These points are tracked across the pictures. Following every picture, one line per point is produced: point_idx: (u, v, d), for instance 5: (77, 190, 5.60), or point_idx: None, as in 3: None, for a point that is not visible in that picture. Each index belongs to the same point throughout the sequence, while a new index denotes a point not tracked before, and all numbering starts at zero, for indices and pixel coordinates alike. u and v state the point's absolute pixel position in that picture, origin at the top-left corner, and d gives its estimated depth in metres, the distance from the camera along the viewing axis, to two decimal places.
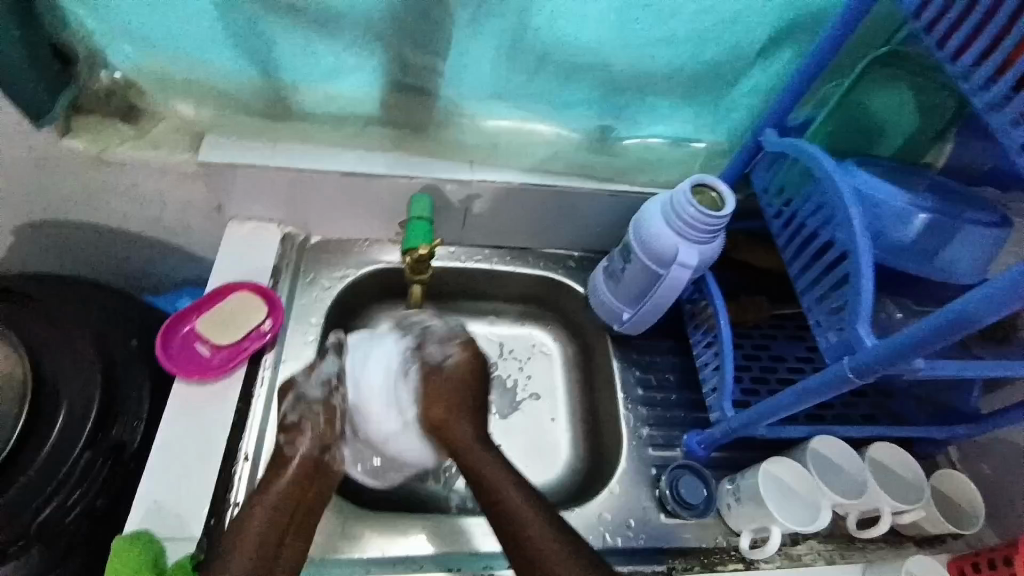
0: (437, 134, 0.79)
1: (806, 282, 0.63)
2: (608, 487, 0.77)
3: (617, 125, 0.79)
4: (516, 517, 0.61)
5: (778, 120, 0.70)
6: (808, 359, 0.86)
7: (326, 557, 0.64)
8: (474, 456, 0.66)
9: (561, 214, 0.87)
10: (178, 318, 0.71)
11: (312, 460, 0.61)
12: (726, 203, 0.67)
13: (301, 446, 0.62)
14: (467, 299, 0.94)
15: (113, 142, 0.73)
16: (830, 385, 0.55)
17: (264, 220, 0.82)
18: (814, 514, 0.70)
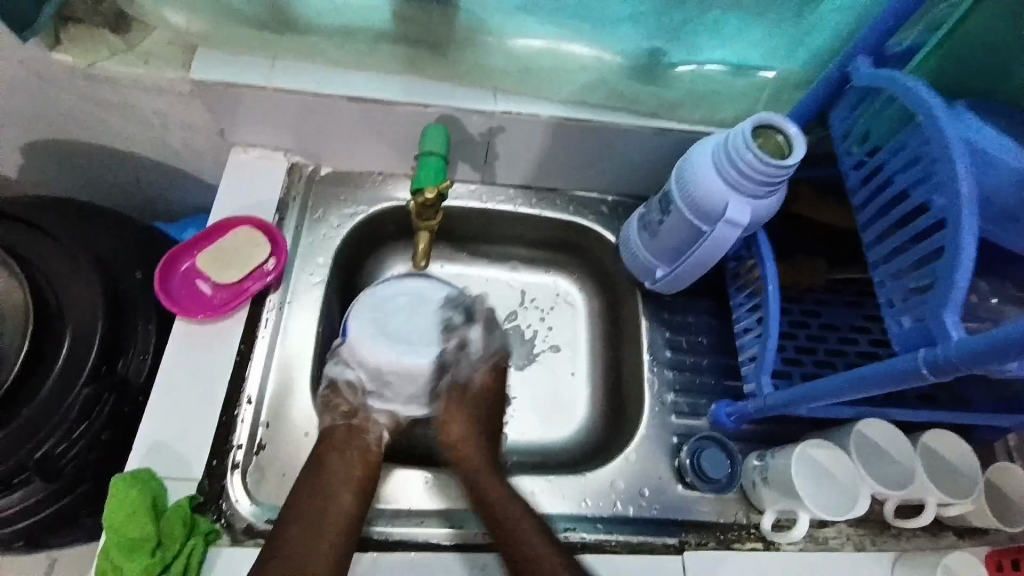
0: (457, 56, 0.69)
1: (882, 252, 0.53)
2: (622, 454, 0.73)
3: (671, 48, 0.67)
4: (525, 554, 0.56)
5: (875, 46, 0.56)
6: (863, 330, 0.77)
7: None
8: (493, 485, 0.61)
9: (600, 153, 0.76)
10: (179, 253, 0.68)
11: (342, 427, 0.62)
12: (795, 147, 0.55)
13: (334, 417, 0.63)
14: (488, 243, 0.87)
15: (102, 55, 0.66)
16: (896, 378, 0.47)
17: (269, 148, 0.76)
18: (850, 502, 0.63)
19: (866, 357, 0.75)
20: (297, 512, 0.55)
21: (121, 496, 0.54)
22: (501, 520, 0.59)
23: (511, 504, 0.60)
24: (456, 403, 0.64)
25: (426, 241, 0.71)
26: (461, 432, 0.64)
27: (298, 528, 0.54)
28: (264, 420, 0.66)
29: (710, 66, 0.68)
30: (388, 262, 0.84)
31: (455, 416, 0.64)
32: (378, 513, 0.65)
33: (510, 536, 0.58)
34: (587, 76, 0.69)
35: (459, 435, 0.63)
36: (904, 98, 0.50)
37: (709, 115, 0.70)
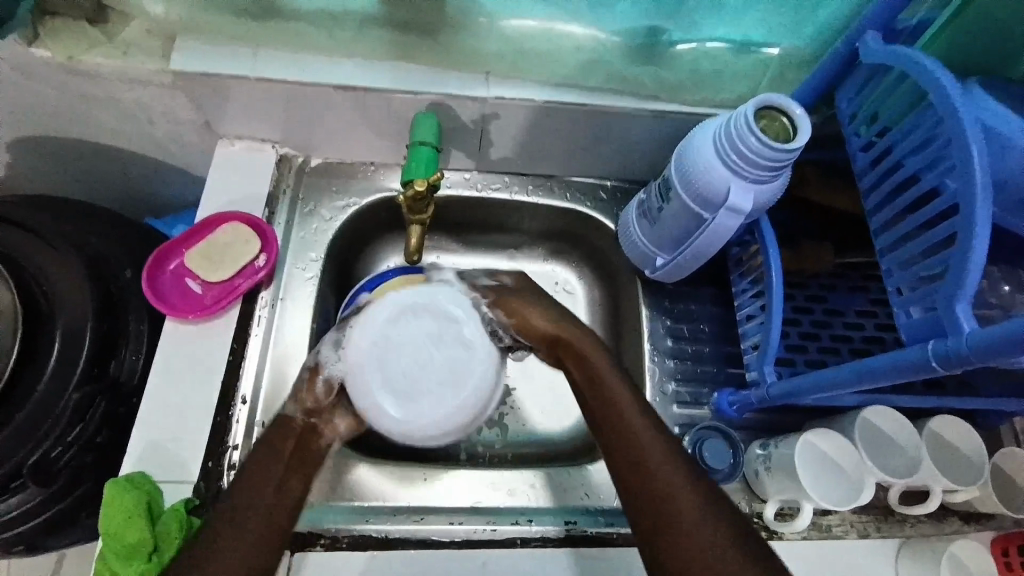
0: (448, 40, 0.66)
1: (889, 239, 0.51)
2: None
3: (672, 26, 0.64)
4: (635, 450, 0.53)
5: (885, 21, 0.53)
6: (869, 315, 0.75)
7: (327, 502, 0.63)
8: (596, 361, 0.60)
9: (597, 138, 0.74)
10: (166, 251, 0.66)
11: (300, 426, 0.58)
12: (800, 130, 0.53)
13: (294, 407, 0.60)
14: (484, 232, 0.85)
15: (80, 48, 0.63)
16: (904, 369, 0.45)
17: (257, 140, 0.74)
18: (855, 492, 0.62)
19: (871, 343, 0.73)
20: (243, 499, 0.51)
21: (115, 500, 0.54)
22: (600, 394, 0.58)
23: (617, 386, 0.58)
24: (510, 303, 0.66)
25: (419, 234, 0.67)
26: (539, 323, 0.64)
27: (251, 515, 0.50)
28: (262, 417, 0.64)
29: (713, 44, 0.65)
30: (382, 254, 0.82)
31: (521, 310, 0.65)
32: (376, 510, 0.64)
33: (607, 405, 0.57)
34: (583, 54, 0.66)
35: (532, 324, 0.65)
36: (914, 74, 0.48)
37: (710, 97, 0.68)
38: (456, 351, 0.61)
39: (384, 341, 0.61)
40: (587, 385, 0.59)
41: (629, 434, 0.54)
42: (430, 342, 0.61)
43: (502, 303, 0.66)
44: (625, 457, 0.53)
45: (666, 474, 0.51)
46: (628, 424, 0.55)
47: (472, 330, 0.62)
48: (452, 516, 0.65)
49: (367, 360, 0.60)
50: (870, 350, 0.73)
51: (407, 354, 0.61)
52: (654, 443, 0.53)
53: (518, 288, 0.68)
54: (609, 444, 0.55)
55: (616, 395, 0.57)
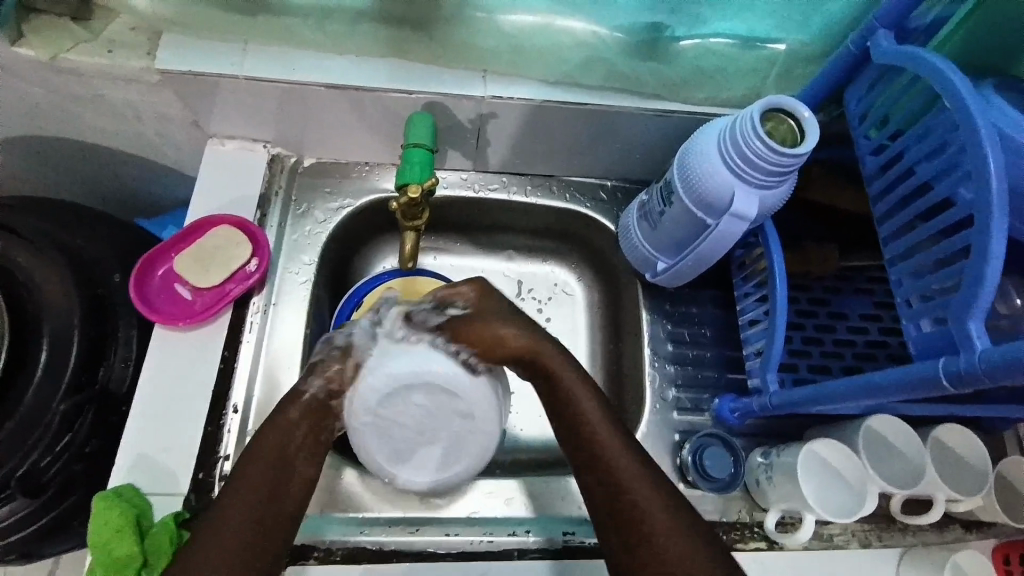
0: (444, 34, 0.63)
1: (900, 247, 0.49)
2: (641, 428, 0.72)
3: (674, 22, 0.62)
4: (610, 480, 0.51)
5: (899, 19, 0.51)
6: (873, 319, 0.73)
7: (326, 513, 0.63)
8: (569, 383, 0.54)
9: (597, 137, 0.72)
10: (155, 256, 0.65)
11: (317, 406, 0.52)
12: (808, 134, 0.51)
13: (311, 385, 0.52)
14: (482, 233, 0.84)
15: (65, 46, 0.61)
16: (911, 385, 0.44)
17: (248, 139, 0.72)
18: (857, 501, 0.61)
19: (876, 347, 0.72)
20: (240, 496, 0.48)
21: (103, 515, 0.53)
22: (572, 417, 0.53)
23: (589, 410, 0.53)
24: (471, 329, 0.54)
25: (412, 244, 0.66)
26: (511, 344, 0.54)
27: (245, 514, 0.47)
28: (253, 429, 0.63)
29: (716, 40, 0.63)
30: (378, 255, 0.80)
31: (484, 332, 0.54)
32: (371, 520, 0.63)
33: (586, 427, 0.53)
34: (582, 52, 0.63)
35: (497, 343, 0.54)
36: (926, 77, 0.46)
37: (713, 95, 0.66)
38: (456, 405, 0.53)
39: (378, 419, 0.52)
40: (559, 404, 0.54)
41: (608, 459, 0.51)
42: (429, 418, 0.53)
43: (460, 331, 0.54)
44: (606, 483, 0.51)
45: (647, 494, 0.50)
46: (601, 452, 0.52)
47: (466, 381, 0.53)
48: (447, 527, 0.64)
49: (368, 441, 0.53)
50: (875, 355, 0.71)
51: (409, 422, 0.53)
52: (633, 465, 0.51)
53: (476, 316, 0.55)
54: (589, 469, 0.52)
55: (590, 421, 0.53)
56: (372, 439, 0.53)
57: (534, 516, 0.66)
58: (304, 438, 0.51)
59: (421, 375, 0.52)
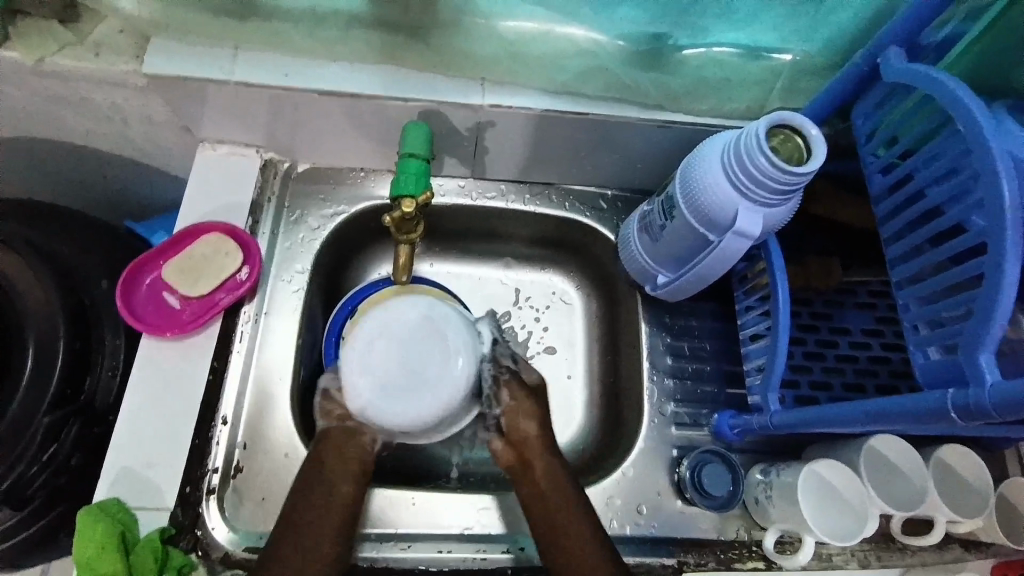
0: (440, 41, 0.62)
1: (908, 270, 0.48)
2: (620, 468, 0.69)
3: (677, 31, 0.60)
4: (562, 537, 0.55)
5: (908, 37, 0.49)
6: (875, 334, 0.72)
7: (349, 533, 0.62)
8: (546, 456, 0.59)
9: (597, 146, 0.70)
10: (142, 264, 0.63)
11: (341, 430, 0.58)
12: (814, 151, 0.49)
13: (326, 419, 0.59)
14: (480, 241, 0.82)
15: (50, 49, 0.59)
16: (919, 415, 0.43)
17: (239, 145, 0.70)
18: (860, 523, 0.60)
19: (877, 363, 0.71)
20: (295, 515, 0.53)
21: (87, 531, 0.51)
22: (535, 483, 0.58)
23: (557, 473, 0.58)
24: (519, 389, 0.62)
25: (406, 257, 0.64)
26: (529, 424, 0.61)
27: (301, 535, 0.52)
28: (241, 441, 0.62)
29: (719, 50, 0.61)
30: (373, 263, 0.79)
31: (523, 405, 0.62)
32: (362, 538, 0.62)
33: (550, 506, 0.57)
34: (582, 61, 0.62)
35: (521, 426, 0.61)
36: (938, 97, 0.44)
37: (717, 106, 0.64)
38: (406, 329, 0.59)
39: (371, 379, 0.57)
40: (526, 476, 0.59)
41: (562, 523, 0.56)
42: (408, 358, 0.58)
43: (511, 390, 0.62)
44: (556, 545, 0.55)
45: (592, 562, 0.54)
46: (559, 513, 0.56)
47: (403, 311, 0.60)
48: (440, 544, 0.63)
49: (376, 404, 0.57)
50: (876, 371, 0.70)
51: (399, 369, 0.57)
52: (587, 529, 0.55)
53: (531, 387, 0.64)
54: (541, 532, 0.56)
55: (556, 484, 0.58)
56: (380, 401, 0.57)
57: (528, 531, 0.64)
58: (347, 466, 0.56)
59: (394, 323, 0.59)
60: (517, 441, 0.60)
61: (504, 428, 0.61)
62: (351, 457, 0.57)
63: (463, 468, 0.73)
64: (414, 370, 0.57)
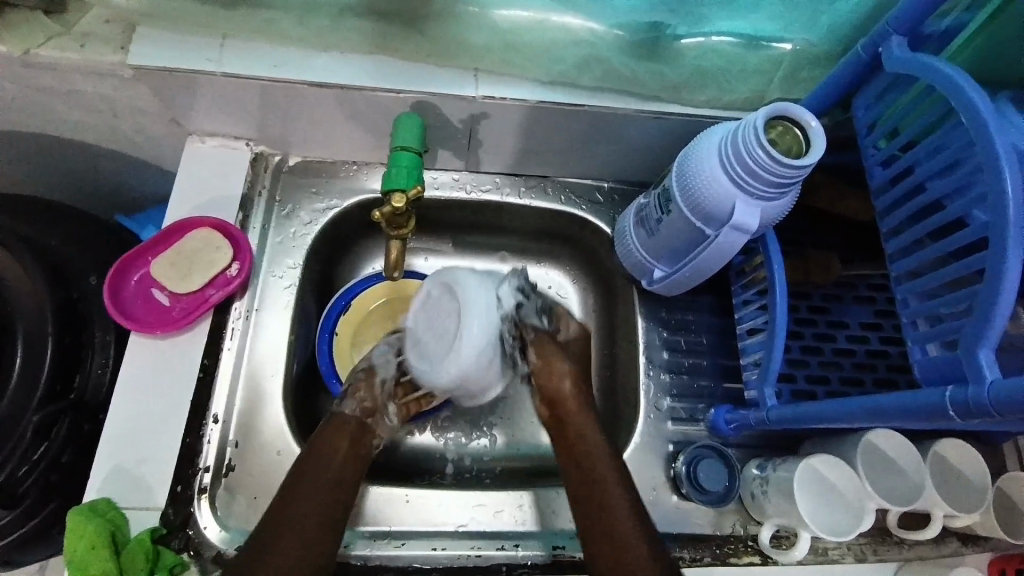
0: (434, 31, 0.60)
1: (907, 266, 0.47)
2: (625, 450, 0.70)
3: (675, 21, 0.59)
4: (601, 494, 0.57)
5: (913, 26, 0.48)
6: (873, 327, 0.72)
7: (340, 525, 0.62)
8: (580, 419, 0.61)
9: (594, 137, 0.69)
10: (129, 261, 0.62)
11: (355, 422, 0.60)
12: (813, 144, 0.48)
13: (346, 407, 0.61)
14: (475, 234, 0.81)
15: (36, 41, 0.58)
16: (915, 413, 0.42)
17: (230, 137, 0.69)
18: (855, 518, 0.60)
19: (875, 357, 0.70)
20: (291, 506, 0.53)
21: (78, 529, 0.51)
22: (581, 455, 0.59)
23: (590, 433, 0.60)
24: (549, 349, 0.63)
25: (398, 251, 0.63)
26: (562, 382, 0.63)
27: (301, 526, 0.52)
28: (233, 438, 0.62)
29: (718, 39, 0.60)
30: (367, 257, 0.78)
31: (553, 360, 0.63)
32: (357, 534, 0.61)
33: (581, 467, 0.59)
34: (579, 51, 0.61)
35: (556, 378, 0.63)
36: (941, 89, 0.43)
37: (715, 97, 0.63)
38: (433, 300, 0.63)
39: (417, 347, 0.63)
40: (574, 448, 0.60)
41: (604, 498, 0.57)
42: (438, 326, 0.61)
43: (539, 349, 0.63)
44: (597, 519, 0.56)
45: (622, 520, 0.56)
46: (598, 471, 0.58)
47: (431, 285, 0.63)
48: (434, 541, 0.62)
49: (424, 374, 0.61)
50: (874, 365, 0.70)
51: (434, 338, 0.61)
52: (623, 504, 0.56)
53: (561, 344, 0.65)
54: (582, 507, 0.58)
55: (591, 445, 0.60)
56: (425, 372, 0.61)
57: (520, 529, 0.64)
58: (338, 456, 0.57)
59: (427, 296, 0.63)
60: (557, 404, 0.63)
61: (538, 385, 0.63)
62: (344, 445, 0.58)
63: (458, 463, 0.73)
64: (445, 338, 0.60)
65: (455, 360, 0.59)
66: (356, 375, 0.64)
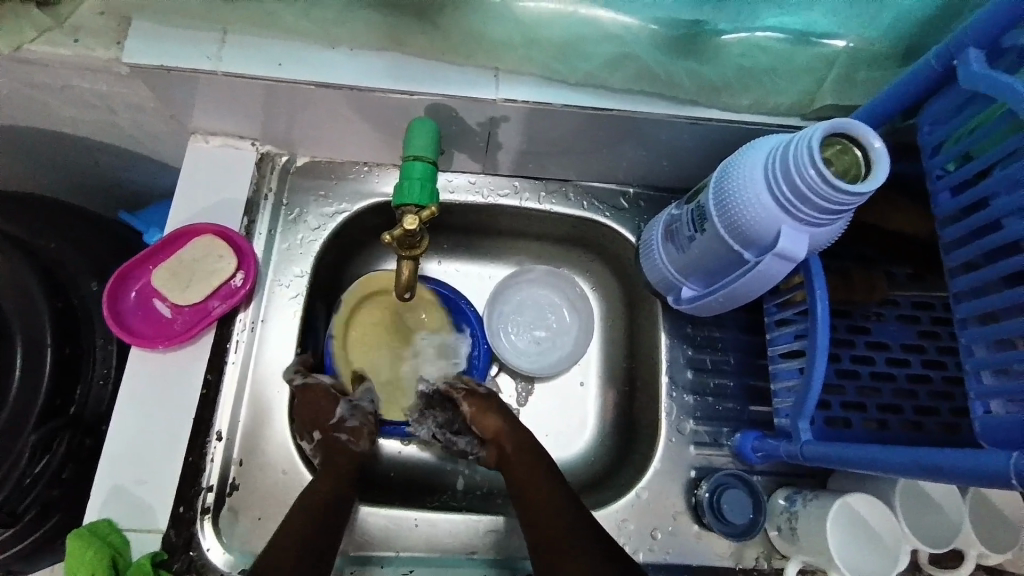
0: (450, 25, 0.54)
1: (974, 309, 0.43)
2: (636, 488, 0.66)
3: (717, 17, 0.52)
4: (550, 524, 0.53)
5: (997, 37, 0.42)
6: (916, 350, 0.66)
7: None
8: (530, 449, 0.59)
9: (621, 142, 0.64)
10: (128, 272, 0.59)
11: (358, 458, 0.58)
12: (874, 167, 0.43)
13: (360, 442, 0.59)
14: (491, 239, 0.77)
15: (25, 35, 0.54)
16: (975, 477, 0.39)
17: (234, 136, 0.65)
18: (887, 561, 0.56)
19: (916, 383, 0.65)
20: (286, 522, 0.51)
21: (76, 554, 0.50)
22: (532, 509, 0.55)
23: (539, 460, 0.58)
24: (482, 402, 0.61)
25: (410, 269, 0.59)
26: (494, 420, 0.60)
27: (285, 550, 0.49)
28: (237, 457, 0.60)
29: (764, 35, 0.53)
30: (375, 262, 0.74)
31: (486, 419, 0.60)
32: (365, 559, 0.60)
33: (536, 493, 0.56)
34: (610, 48, 0.54)
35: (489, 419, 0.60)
36: None
37: (757, 101, 0.57)
38: (513, 305, 0.77)
39: (515, 330, 0.76)
40: (530, 506, 0.55)
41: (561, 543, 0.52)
42: (511, 319, 0.76)
43: (472, 404, 0.61)
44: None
45: (580, 545, 0.52)
46: (543, 498, 0.55)
47: (518, 294, 0.77)
48: (445, 569, 0.61)
49: (518, 347, 0.75)
50: (915, 392, 0.64)
51: (512, 324, 0.76)
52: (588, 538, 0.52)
53: (489, 394, 0.63)
54: (535, 530, 0.54)
55: (530, 477, 0.57)
56: (516, 343, 0.75)
57: (514, 556, 0.62)
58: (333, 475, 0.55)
59: (513, 299, 0.77)
60: (500, 445, 0.59)
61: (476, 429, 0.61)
62: (349, 480, 0.56)
63: (470, 478, 0.70)
64: (508, 324, 0.76)
65: (506, 340, 0.75)
66: (362, 416, 0.61)
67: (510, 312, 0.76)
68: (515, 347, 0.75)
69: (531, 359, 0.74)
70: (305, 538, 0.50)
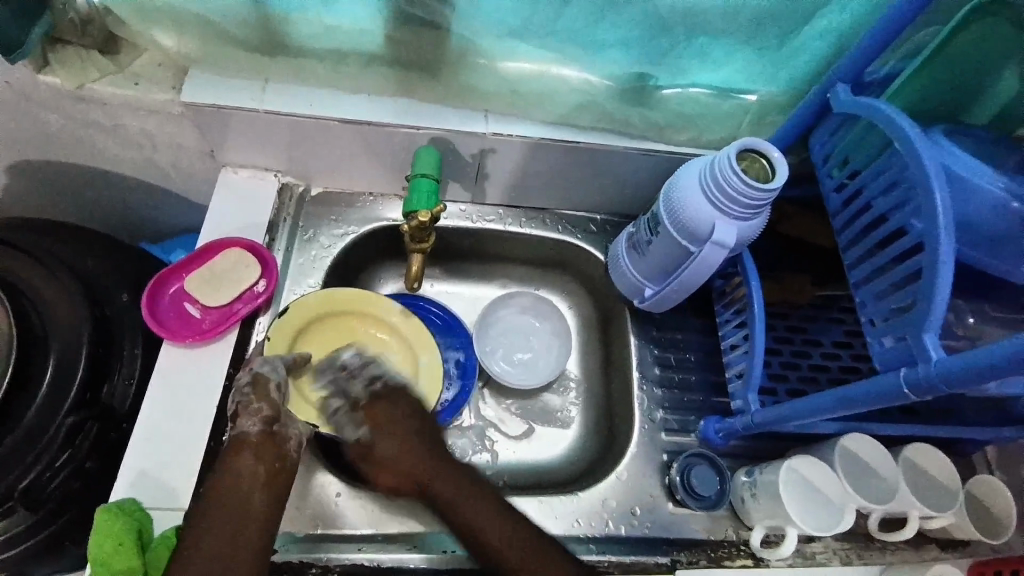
0: (449, 78, 0.68)
1: (862, 273, 0.57)
2: (615, 472, 0.73)
3: (657, 72, 0.67)
4: (470, 523, 0.60)
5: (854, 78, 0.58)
6: (845, 345, 0.77)
7: (327, 534, 0.65)
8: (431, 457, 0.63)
9: (587, 172, 0.77)
10: (166, 277, 0.67)
11: (266, 435, 0.57)
12: (777, 172, 0.57)
13: (249, 424, 0.57)
14: (478, 262, 0.88)
15: (90, 76, 0.65)
16: (876, 400, 0.49)
17: (261, 168, 0.75)
18: (835, 519, 0.64)
19: (848, 373, 0.75)
20: (234, 499, 0.53)
21: (105, 527, 0.53)
22: (448, 502, 0.61)
23: (446, 466, 0.62)
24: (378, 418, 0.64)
25: (419, 261, 0.72)
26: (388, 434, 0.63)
27: (245, 526, 0.52)
28: None
29: (695, 89, 0.68)
30: (375, 280, 0.84)
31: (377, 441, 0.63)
32: (368, 539, 0.65)
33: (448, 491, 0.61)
34: (576, 94, 0.69)
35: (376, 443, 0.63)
36: (883, 125, 0.52)
37: (693, 137, 0.72)
38: (497, 330, 0.85)
39: (504, 353, 0.84)
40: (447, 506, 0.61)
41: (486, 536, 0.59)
42: (499, 343, 0.84)
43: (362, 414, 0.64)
44: None
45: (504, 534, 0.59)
46: (454, 500, 0.61)
47: (500, 319, 0.86)
48: (445, 544, 0.65)
49: (507, 366, 0.83)
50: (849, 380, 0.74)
51: (500, 346, 0.84)
52: (509, 529, 0.59)
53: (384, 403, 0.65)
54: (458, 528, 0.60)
55: (442, 479, 0.61)
56: (505, 363, 0.83)
57: None
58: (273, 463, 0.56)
59: (497, 325, 0.86)
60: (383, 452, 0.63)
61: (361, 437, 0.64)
62: (273, 464, 0.56)
63: None
64: (496, 347, 0.84)
65: (495, 361, 0.83)
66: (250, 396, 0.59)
67: (498, 335, 0.85)
68: (505, 367, 0.83)
69: (521, 377, 0.82)
70: (268, 512, 0.54)
